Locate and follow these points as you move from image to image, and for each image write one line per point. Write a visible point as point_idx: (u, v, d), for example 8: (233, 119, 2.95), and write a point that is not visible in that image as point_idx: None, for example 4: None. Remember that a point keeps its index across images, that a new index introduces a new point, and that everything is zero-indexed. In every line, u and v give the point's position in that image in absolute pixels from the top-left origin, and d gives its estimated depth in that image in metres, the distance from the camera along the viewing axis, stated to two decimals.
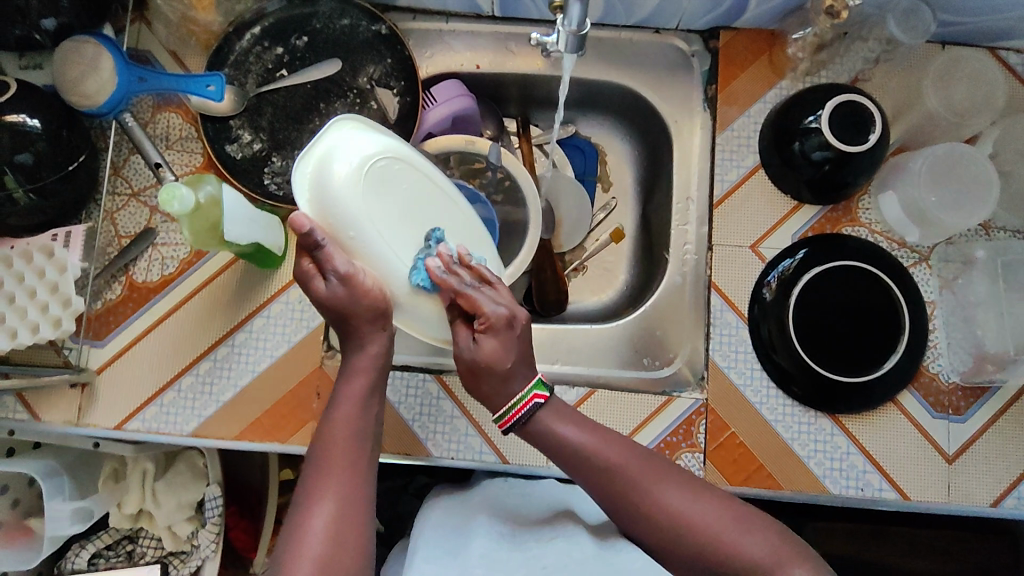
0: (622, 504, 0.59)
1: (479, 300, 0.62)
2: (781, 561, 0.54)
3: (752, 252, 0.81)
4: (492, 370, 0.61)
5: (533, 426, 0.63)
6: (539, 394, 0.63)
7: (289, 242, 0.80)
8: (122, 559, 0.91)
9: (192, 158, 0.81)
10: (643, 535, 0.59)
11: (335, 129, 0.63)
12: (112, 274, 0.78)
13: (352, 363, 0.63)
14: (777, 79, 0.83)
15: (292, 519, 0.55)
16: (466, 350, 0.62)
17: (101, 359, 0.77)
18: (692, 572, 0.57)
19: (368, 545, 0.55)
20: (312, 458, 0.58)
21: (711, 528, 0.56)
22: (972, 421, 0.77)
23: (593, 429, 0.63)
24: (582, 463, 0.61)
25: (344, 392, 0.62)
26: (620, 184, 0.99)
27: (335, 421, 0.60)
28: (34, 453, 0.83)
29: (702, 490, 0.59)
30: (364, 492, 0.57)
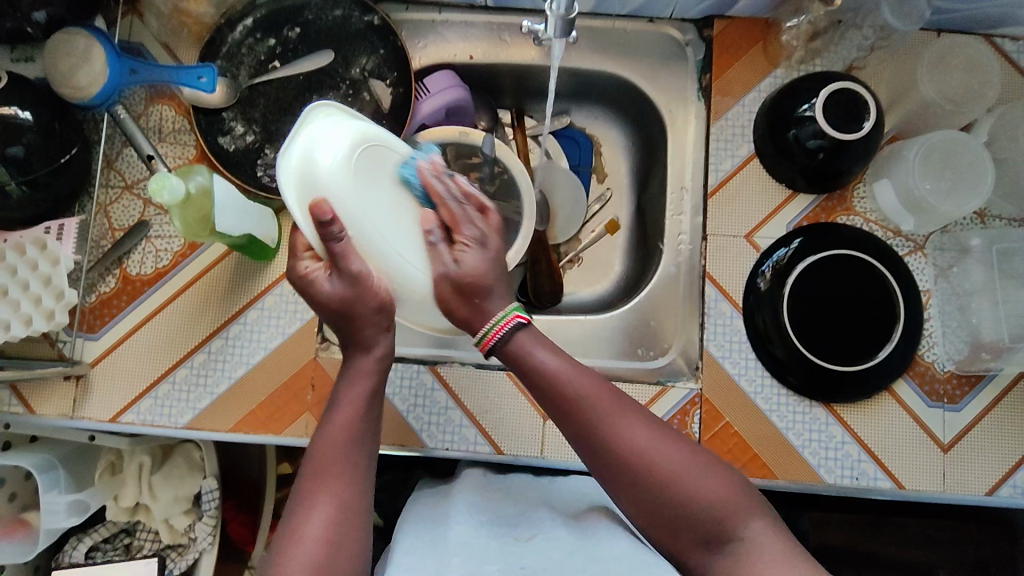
0: (589, 437, 0.58)
1: (461, 218, 0.63)
2: (741, 512, 0.56)
3: (746, 241, 0.81)
4: (476, 287, 0.61)
5: (511, 349, 0.60)
6: (518, 317, 0.61)
7: (282, 234, 0.80)
8: (120, 552, 0.92)
9: (185, 151, 0.81)
10: (607, 473, 0.58)
11: (311, 117, 0.60)
12: (106, 266, 0.78)
13: (354, 365, 0.62)
14: (772, 67, 0.83)
15: (288, 520, 0.55)
16: (445, 266, 0.61)
17: (96, 352, 0.77)
18: (648, 511, 0.57)
19: (364, 546, 0.56)
20: (308, 460, 0.58)
21: (677, 474, 0.56)
22: (967, 410, 0.76)
23: (570, 359, 0.61)
24: (554, 391, 0.59)
25: (344, 395, 0.61)
26: (615, 176, 0.99)
27: (332, 425, 0.59)
28: (30, 447, 0.84)
29: (668, 431, 0.59)
30: (361, 495, 0.57)
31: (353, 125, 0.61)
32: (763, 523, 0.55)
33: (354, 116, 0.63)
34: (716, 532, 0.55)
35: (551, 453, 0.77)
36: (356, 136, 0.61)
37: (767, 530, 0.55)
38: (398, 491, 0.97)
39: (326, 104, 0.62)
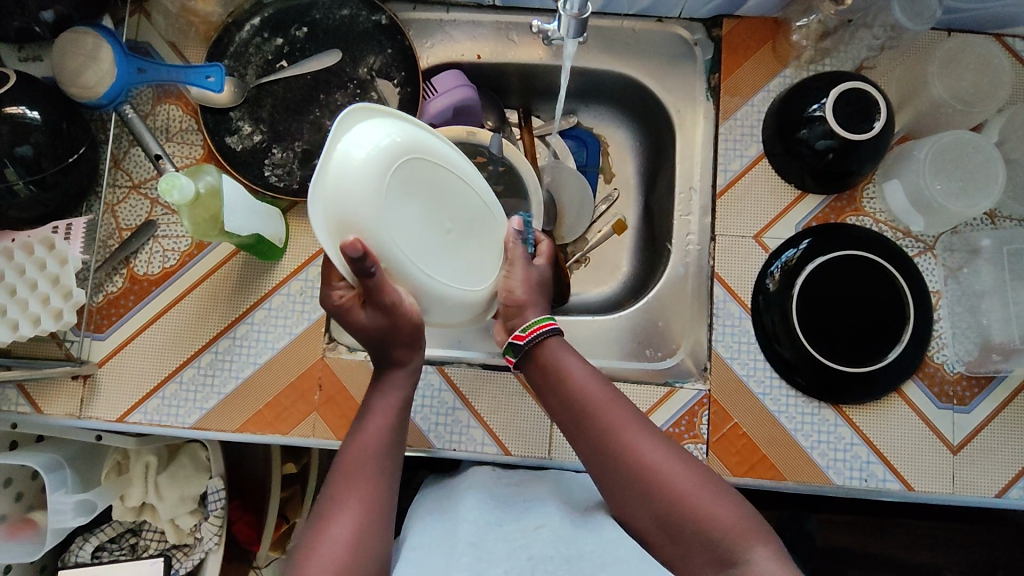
0: (602, 445, 0.60)
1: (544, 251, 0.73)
2: (747, 536, 0.54)
3: (755, 242, 0.80)
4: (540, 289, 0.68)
5: (539, 354, 0.65)
6: (547, 323, 0.66)
7: (290, 234, 0.80)
8: (127, 551, 0.92)
9: (193, 151, 0.81)
10: (616, 484, 0.59)
11: (342, 130, 0.56)
12: (113, 266, 0.78)
13: (383, 381, 0.65)
14: (781, 67, 0.83)
15: (313, 525, 0.56)
16: (523, 260, 0.68)
17: (103, 351, 0.77)
18: (654, 528, 0.57)
19: (388, 553, 0.57)
20: (338, 466, 0.60)
21: (683, 491, 0.57)
22: (977, 411, 0.76)
23: (594, 369, 0.65)
24: (573, 399, 0.63)
25: (374, 406, 0.63)
26: (623, 176, 0.99)
27: (365, 431, 0.61)
28: (37, 446, 0.84)
29: (679, 453, 0.60)
30: (386, 501, 0.58)
31: (386, 135, 0.57)
32: (768, 550, 0.54)
33: (386, 121, 0.58)
34: (717, 552, 0.54)
35: (559, 454, 0.76)
36: (386, 151, 0.56)
37: (772, 559, 0.53)
38: (404, 491, 0.97)
39: (353, 116, 0.57)
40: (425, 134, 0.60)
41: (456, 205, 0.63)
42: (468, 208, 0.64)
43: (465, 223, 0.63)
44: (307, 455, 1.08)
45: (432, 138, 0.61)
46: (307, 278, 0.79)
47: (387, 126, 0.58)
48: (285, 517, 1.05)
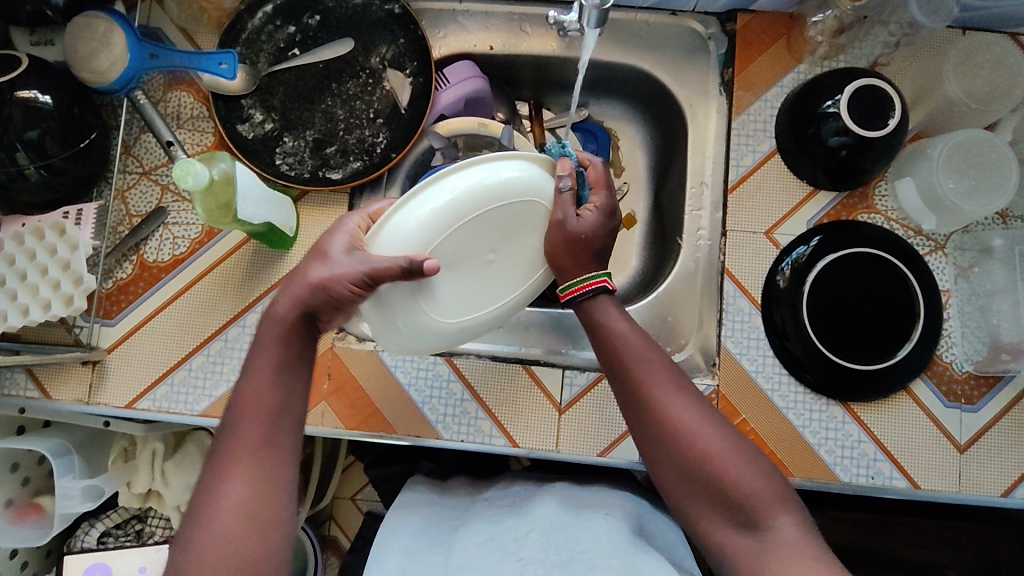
0: (641, 406, 0.59)
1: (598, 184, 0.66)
2: (772, 505, 0.55)
3: (766, 238, 0.80)
4: (585, 246, 0.63)
5: (583, 313, 0.63)
6: (605, 281, 0.63)
7: (300, 222, 0.80)
8: (132, 538, 0.92)
9: (204, 137, 0.81)
10: (650, 444, 0.59)
11: (381, 250, 0.59)
12: (122, 253, 0.78)
13: (264, 335, 0.59)
14: (795, 63, 0.83)
15: (203, 497, 0.54)
16: (565, 216, 0.63)
17: (113, 337, 0.77)
18: (682, 487, 0.58)
19: (288, 514, 0.55)
20: (223, 436, 0.57)
21: (716, 456, 0.57)
22: (985, 411, 0.76)
23: (638, 328, 0.62)
24: (614, 359, 0.61)
25: (255, 363, 0.58)
26: (633, 170, 0.98)
27: (245, 395, 0.57)
28: (44, 432, 0.84)
29: (717, 418, 0.59)
30: (280, 463, 0.56)
31: (416, 237, 0.59)
32: (791, 519, 0.55)
33: (405, 215, 0.60)
34: (743, 517, 0.56)
35: (567, 446, 0.77)
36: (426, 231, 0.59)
37: (796, 526, 0.55)
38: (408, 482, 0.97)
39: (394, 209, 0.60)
40: (441, 189, 0.61)
41: (501, 223, 0.63)
42: (516, 213, 0.63)
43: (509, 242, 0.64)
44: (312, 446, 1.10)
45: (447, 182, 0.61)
46: None
47: (407, 219, 0.60)
48: None
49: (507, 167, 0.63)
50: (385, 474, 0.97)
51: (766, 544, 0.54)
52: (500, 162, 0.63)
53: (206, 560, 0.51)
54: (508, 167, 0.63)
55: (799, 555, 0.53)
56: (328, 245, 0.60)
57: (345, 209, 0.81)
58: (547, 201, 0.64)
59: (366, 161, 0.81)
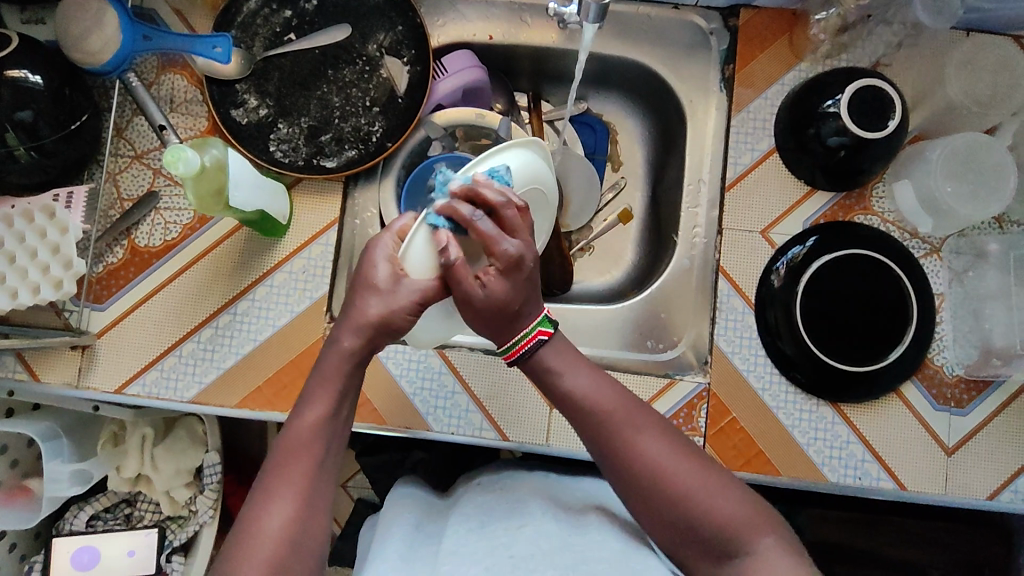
0: (607, 453, 0.59)
1: (490, 237, 0.56)
2: (752, 529, 0.55)
3: (761, 237, 0.80)
4: (506, 311, 0.58)
5: (536, 363, 0.61)
6: (542, 332, 0.61)
7: (293, 210, 0.79)
8: (121, 522, 0.92)
9: (198, 122, 0.79)
10: (623, 490, 0.59)
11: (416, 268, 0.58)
12: (114, 237, 0.77)
13: (324, 363, 0.59)
14: (796, 61, 0.82)
15: (245, 519, 0.53)
16: (471, 294, 0.57)
17: (103, 321, 0.76)
18: (660, 526, 0.57)
19: (322, 546, 0.55)
20: (272, 457, 0.56)
21: (687, 491, 0.56)
22: (974, 415, 0.76)
23: (592, 371, 0.62)
24: (574, 410, 0.61)
25: (317, 390, 0.58)
26: (631, 165, 0.98)
27: (302, 420, 0.56)
28: (33, 414, 0.83)
29: (686, 450, 0.59)
30: (325, 493, 0.56)
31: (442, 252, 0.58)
32: (774, 539, 0.55)
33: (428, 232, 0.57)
34: (724, 546, 0.55)
35: (557, 441, 0.77)
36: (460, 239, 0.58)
37: (779, 547, 0.54)
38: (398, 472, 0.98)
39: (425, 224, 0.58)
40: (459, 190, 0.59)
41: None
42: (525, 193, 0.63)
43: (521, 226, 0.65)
44: None
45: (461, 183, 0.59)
46: (310, 257, 0.78)
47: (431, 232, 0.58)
48: None
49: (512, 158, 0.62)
50: (375, 464, 0.97)
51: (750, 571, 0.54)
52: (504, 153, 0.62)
53: None
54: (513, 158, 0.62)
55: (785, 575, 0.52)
56: (373, 273, 0.58)
57: (339, 197, 0.80)
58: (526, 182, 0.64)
59: (362, 150, 0.80)
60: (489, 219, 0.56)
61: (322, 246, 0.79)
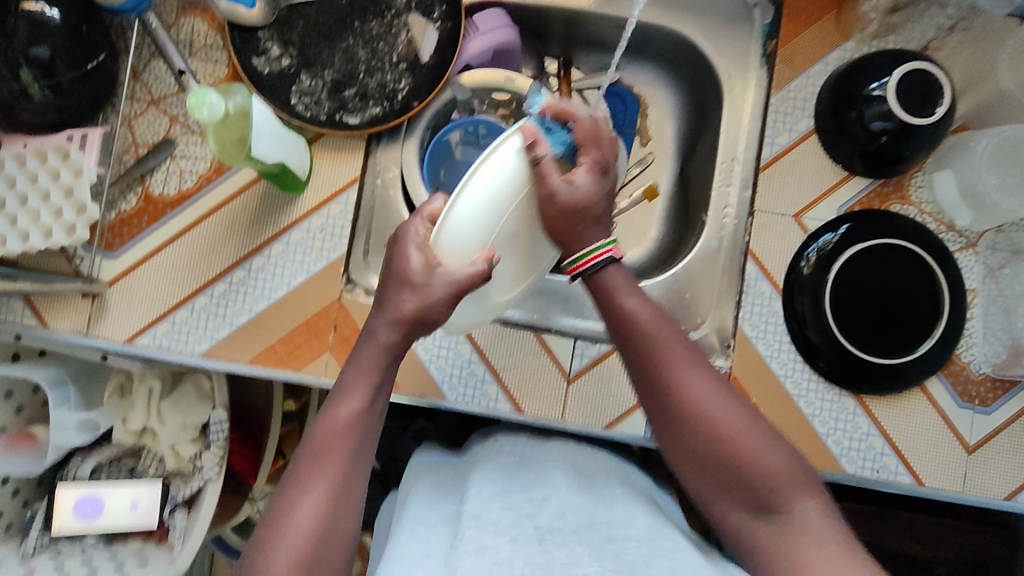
0: (653, 384, 0.59)
1: (586, 137, 0.62)
2: (793, 490, 0.54)
3: (794, 221, 0.77)
4: (586, 211, 0.60)
5: (597, 284, 0.62)
6: (614, 250, 0.62)
7: (313, 167, 0.76)
8: (124, 473, 0.92)
9: (218, 69, 0.76)
10: (665, 420, 0.59)
11: (447, 252, 0.57)
12: (128, 184, 0.75)
13: (362, 355, 0.60)
14: (842, 39, 0.78)
15: (276, 509, 0.53)
16: (557, 184, 0.59)
17: (114, 270, 0.75)
18: (697, 466, 0.58)
19: (351, 540, 0.54)
20: (305, 449, 0.56)
21: (734, 435, 0.56)
22: (997, 415, 0.75)
23: (651, 303, 0.61)
24: (627, 336, 0.60)
25: (350, 384, 0.58)
26: (660, 139, 0.94)
27: (334, 414, 0.57)
28: (39, 361, 0.82)
29: (737, 396, 0.58)
30: (355, 489, 0.55)
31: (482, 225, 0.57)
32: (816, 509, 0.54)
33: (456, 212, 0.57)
34: (762, 498, 0.55)
35: (572, 417, 0.76)
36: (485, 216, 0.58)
37: (820, 512, 0.53)
38: None
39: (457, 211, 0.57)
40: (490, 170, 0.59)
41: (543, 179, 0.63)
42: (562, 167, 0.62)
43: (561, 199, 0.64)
44: (308, 395, 1.11)
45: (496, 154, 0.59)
46: (328, 215, 0.76)
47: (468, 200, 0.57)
48: (281, 454, 1.09)
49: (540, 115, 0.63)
50: None
51: (784, 526, 0.53)
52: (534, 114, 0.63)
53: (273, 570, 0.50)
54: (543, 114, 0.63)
55: (821, 542, 0.51)
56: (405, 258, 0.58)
57: (361, 156, 0.77)
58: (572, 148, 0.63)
59: (386, 107, 0.77)
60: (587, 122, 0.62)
61: (341, 206, 0.76)
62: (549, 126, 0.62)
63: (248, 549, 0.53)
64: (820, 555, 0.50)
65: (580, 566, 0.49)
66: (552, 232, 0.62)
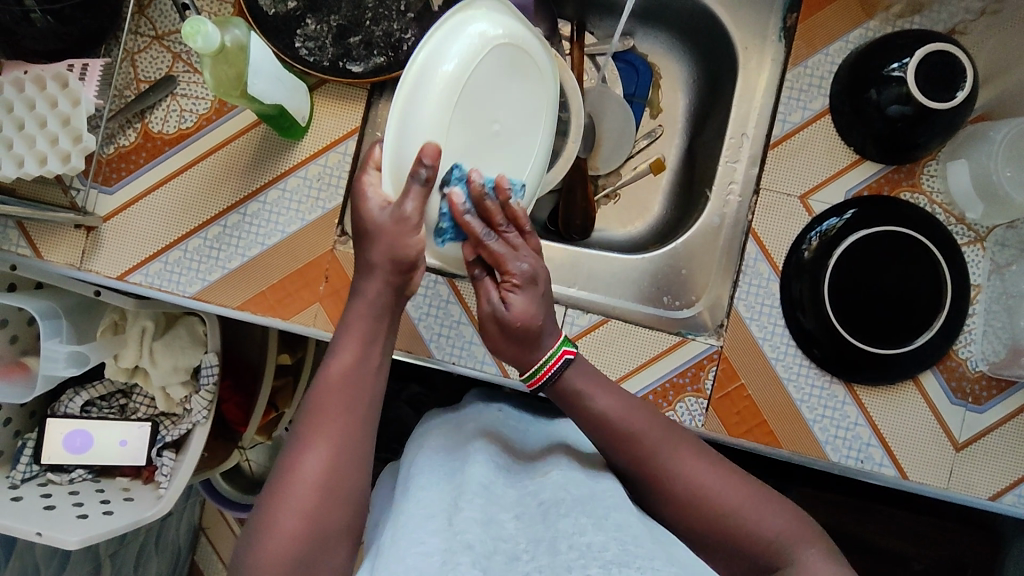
0: (637, 477, 0.58)
1: (504, 254, 0.58)
2: (794, 544, 0.53)
3: (800, 202, 0.76)
4: (525, 328, 0.58)
5: (564, 387, 0.60)
6: (567, 351, 0.60)
7: (314, 114, 0.76)
8: (115, 411, 0.93)
9: (223, 8, 0.75)
10: (657, 507, 0.58)
11: (395, 186, 0.60)
12: (126, 119, 0.74)
13: (351, 310, 0.59)
14: (867, 18, 0.75)
15: (279, 465, 0.53)
16: (494, 306, 0.59)
17: (109, 206, 0.74)
18: (703, 547, 0.56)
19: (358, 496, 0.53)
20: (305, 406, 0.55)
21: (729, 510, 0.55)
22: (989, 414, 0.74)
23: (619, 394, 0.60)
24: (608, 435, 0.58)
25: (343, 340, 0.58)
26: (670, 112, 0.92)
27: (331, 368, 0.56)
28: (34, 293, 0.83)
29: (719, 467, 0.57)
30: (357, 441, 0.54)
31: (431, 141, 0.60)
32: (817, 549, 0.54)
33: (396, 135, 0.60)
34: (767, 560, 0.54)
35: None
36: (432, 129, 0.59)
37: (822, 557, 0.53)
38: None
39: (403, 131, 0.59)
40: (424, 84, 0.60)
41: (488, 84, 0.63)
42: (494, 60, 0.63)
43: (496, 93, 0.65)
44: (302, 350, 1.11)
45: (442, 66, 0.60)
46: (326, 164, 0.75)
47: (411, 121, 0.59)
48: (274, 406, 1.10)
49: (467, 19, 0.62)
50: None
51: None
52: (473, 16, 0.62)
53: (282, 528, 0.50)
54: (484, 18, 0.62)
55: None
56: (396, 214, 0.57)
57: (363, 106, 0.76)
58: (501, 41, 0.63)
59: (390, 58, 0.75)
60: (499, 237, 0.58)
61: (339, 155, 0.75)
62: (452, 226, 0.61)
63: (253, 509, 0.53)
64: None
65: (586, 536, 0.47)
66: (502, 348, 0.61)
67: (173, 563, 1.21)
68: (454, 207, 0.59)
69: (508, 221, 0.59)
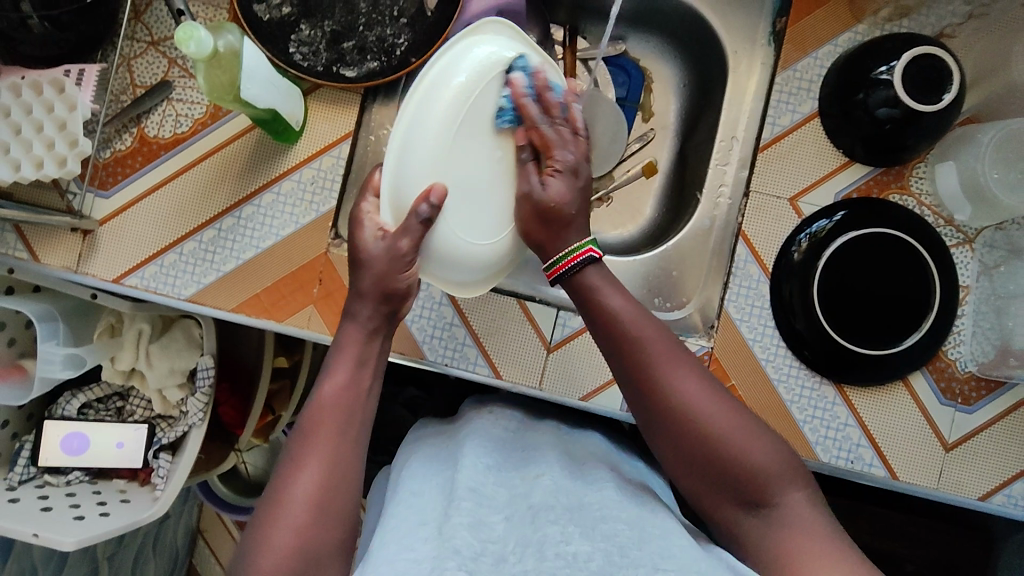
0: (638, 383, 0.58)
1: (553, 140, 0.63)
2: (780, 484, 0.54)
3: (789, 205, 0.76)
4: (559, 214, 0.62)
5: (582, 283, 0.61)
6: (592, 250, 0.62)
7: (308, 119, 0.77)
8: (112, 413, 0.94)
9: (218, 13, 0.76)
10: (651, 416, 0.58)
11: (394, 215, 0.62)
12: (123, 123, 0.75)
13: (343, 334, 0.61)
14: (855, 22, 0.76)
15: (273, 484, 0.53)
16: (533, 186, 0.63)
17: (106, 209, 0.75)
18: (689, 468, 0.57)
19: (350, 512, 0.54)
20: (298, 427, 0.56)
21: (722, 433, 0.55)
22: (979, 414, 0.74)
23: (633, 302, 0.60)
24: (620, 337, 0.59)
25: (335, 362, 0.59)
26: (661, 116, 0.93)
27: (324, 389, 0.57)
28: (31, 296, 0.83)
29: (719, 390, 0.58)
30: (350, 459, 0.55)
31: (434, 154, 0.61)
32: (802, 494, 0.55)
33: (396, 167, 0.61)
34: (751, 492, 0.54)
35: (550, 385, 0.76)
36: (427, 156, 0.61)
37: (805, 502, 0.54)
38: None
39: (400, 158, 0.61)
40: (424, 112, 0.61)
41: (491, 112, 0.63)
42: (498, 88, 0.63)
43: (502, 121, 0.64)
44: (299, 353, 1.12)
45: (441, 95, 0.61)
46: (319, 167, 0.76)
47: (408, 147, 0.61)
48: (270, 409, 1.10)
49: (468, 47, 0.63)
50: None
51: (775, 521, 0.54)
52: (480, 42, 0.64)
53: (275, 546, 0.50)
54: (490, 44, 0.64)
55: (809, 537, 0.52)
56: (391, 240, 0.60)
57: (356, 111, 0.77)
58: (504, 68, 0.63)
59: (383, 62, 0.76)
60: (552, 125, 0.63)
61: (333, 159, 0.76)
62: (508, 107, 0.63)
63: (247, 528, 0.53)
64: (813, 551, 0.50)
65: (571, 545, 0.49)
66: (530, 235, 0.64)
67: (170, 565, 1.22)
68: (515, 90, 0.63)
69: (562, 117, 0.64)
